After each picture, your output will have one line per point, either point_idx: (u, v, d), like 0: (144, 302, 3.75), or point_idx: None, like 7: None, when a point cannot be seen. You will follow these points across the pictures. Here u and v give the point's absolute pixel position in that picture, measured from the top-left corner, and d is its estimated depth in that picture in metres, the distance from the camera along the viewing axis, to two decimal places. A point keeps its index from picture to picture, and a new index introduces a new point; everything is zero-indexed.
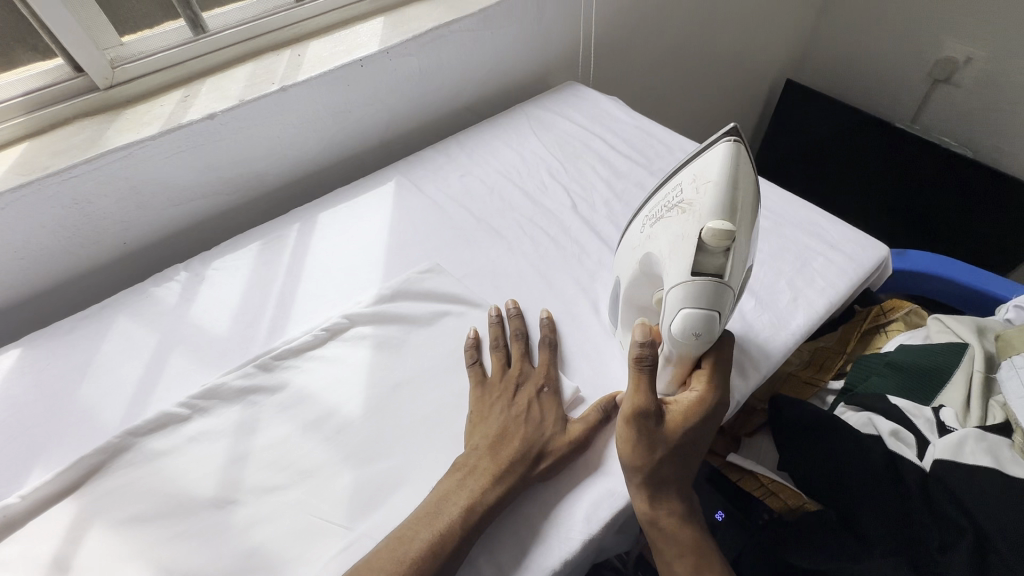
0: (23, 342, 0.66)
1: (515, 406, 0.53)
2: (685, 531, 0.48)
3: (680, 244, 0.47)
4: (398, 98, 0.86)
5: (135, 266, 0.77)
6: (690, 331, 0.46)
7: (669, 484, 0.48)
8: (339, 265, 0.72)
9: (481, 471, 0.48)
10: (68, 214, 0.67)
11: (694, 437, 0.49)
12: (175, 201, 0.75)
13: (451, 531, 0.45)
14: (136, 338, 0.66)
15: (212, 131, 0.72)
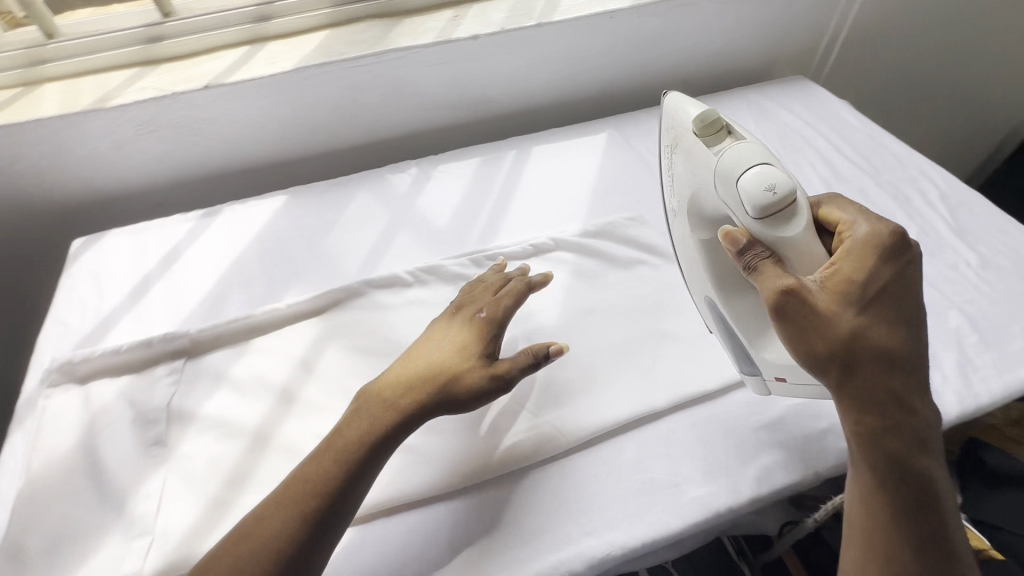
0: (285, 192, 0.80)
1: (441, 359, 0.49)
2: (910, 459, 0.41)
3: (699, 151, 0.51)
4: (627, 55, 0.89)
5: (372, 154, 0.89)
6: (760, 196, 0.44)
7: (888, 393, 0.40)
8: (547, 195, 0.77)
9: (379, 402, 0.48)
10: (343, 97, 0.79)
11: (902, 344, 0.41)
12: (421, 106, 0.85)
13: (317, 471, 0.45)
14: (370, 212, 0.77)
15: (471, 51, 0.80)
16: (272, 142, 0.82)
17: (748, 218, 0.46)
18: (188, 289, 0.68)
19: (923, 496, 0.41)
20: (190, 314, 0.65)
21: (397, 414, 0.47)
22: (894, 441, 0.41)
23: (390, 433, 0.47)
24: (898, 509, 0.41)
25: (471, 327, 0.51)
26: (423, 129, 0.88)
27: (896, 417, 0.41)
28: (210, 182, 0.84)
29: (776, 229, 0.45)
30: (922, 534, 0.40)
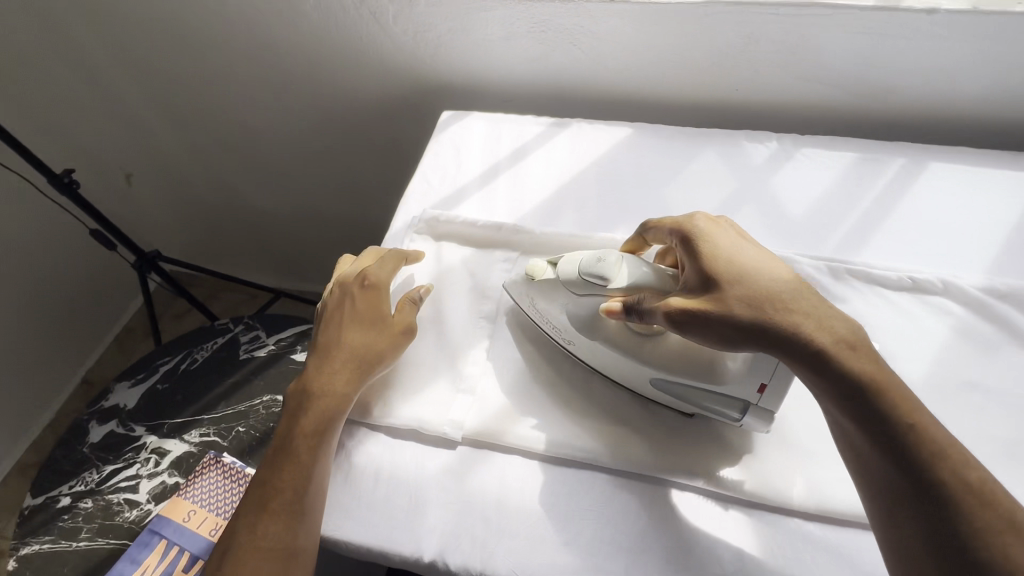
0: (556, 119, 0.77)
1: (360, 320, 0.53)
2: (867, 392, 0.39)
3: (545, 287, 0.53)
4: (971, 76, 0.66)
5: (627, 110, 0.83)
6: (597, 274, 0.49)
7: (791, 327, 0.42)
8: (794, 208, 0.64)
9: (311, 392, 0.51)
10: (600, 39, 0.73)
11: (759, 287, 0.44)
12: (665, 72, 0.76)
13: (282, 454, 0.48)
14: (634, 165, 0.70)
15: (750, 21, 0.67)
16: (507, 71, 0.81)
17: (583, 286, 0.50)
18: (437, 176, 0.72)
19: (904, 437, 0.37)
20: (424, 200, 0.69)
21: (337, 372, 0.51)
22: (846, 380, 0.39)
23: (330, 388, 0.50)
24: (880, 456, 0.38)
25: (376, 291, 0.55)
26: (684, 101, 0.79)
27: (837, 358, 0.40)
28: (456, 89, 0.87)
29: (633, 282, 0.48)
30: (916, 475, 0.37)
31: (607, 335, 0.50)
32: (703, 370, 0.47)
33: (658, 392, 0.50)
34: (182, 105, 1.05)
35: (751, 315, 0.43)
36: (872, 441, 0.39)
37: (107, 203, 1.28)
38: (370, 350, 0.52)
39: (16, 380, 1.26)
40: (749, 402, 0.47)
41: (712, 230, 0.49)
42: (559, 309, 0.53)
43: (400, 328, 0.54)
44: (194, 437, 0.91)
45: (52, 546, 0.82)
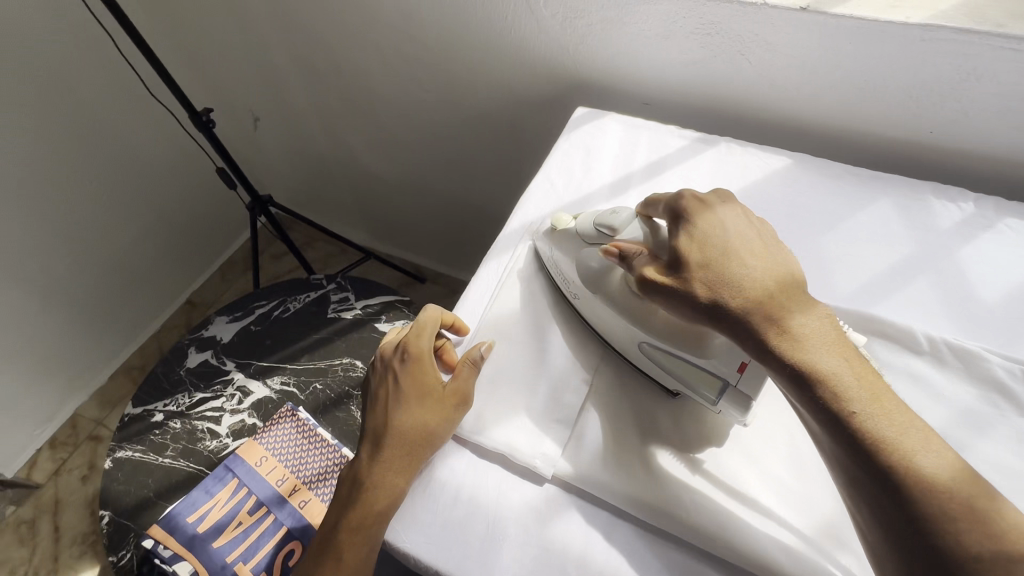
0: (702, 135, 0.70)
1: (409, 398, 0.49)
2: (812, 376, 0.38)
3: (564, 236, 0.56)
4: None
5: (784, 135, 0.73)
6: (607, 223, 0.52)
7: (740, 307, 0.41)
8: (983, 286, 0.53)
9: (357, 475, 0.47)
10: (775, 52, 0.64)
11: (723, 269, 0.43)
12: (841, 99, 0.65)
13: (335, 546, 0.45)
14: (786, 203, 0.62)
15: (973, 52, 0.56)
16: (654, 72, 0.74)
17: (594, 236, 0.53)
18: (562, 178, 0.67)
19: (846, 425, 0.36)
20: (545, 202, 0.65)
21: (384, 461, 0.47)
22: (791, 365, 0.38)
23: (376, 480, 0.46)
24: (832, 446, 0.37)
25: (420, 363, 0.50)
26: (858, 135, 0.68)
27: (774, 338, 0.40)
28: (593, 84, 0.80)
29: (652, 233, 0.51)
30: (871, 470, 0.35)
31: (607, 292, 0.51)
32: (680, 339, 0.47)
33: (646, 358, 0.50)
34: (314, 60, 1.07)
35: (712, 293, 0.43)
36: (821, 428, 0.37)
37: (238, 140, 1.42)
38: (416, 431, 0.48)
39: (134, 290, 1.39)
40: (728, 381, 0.46)
41: (703, 209, 0.48)
42: (572, 256, 0.54)
43: (448, 400, 0.49)
44: (276, 383, 0.95)
45: (141, 456, 0.89)
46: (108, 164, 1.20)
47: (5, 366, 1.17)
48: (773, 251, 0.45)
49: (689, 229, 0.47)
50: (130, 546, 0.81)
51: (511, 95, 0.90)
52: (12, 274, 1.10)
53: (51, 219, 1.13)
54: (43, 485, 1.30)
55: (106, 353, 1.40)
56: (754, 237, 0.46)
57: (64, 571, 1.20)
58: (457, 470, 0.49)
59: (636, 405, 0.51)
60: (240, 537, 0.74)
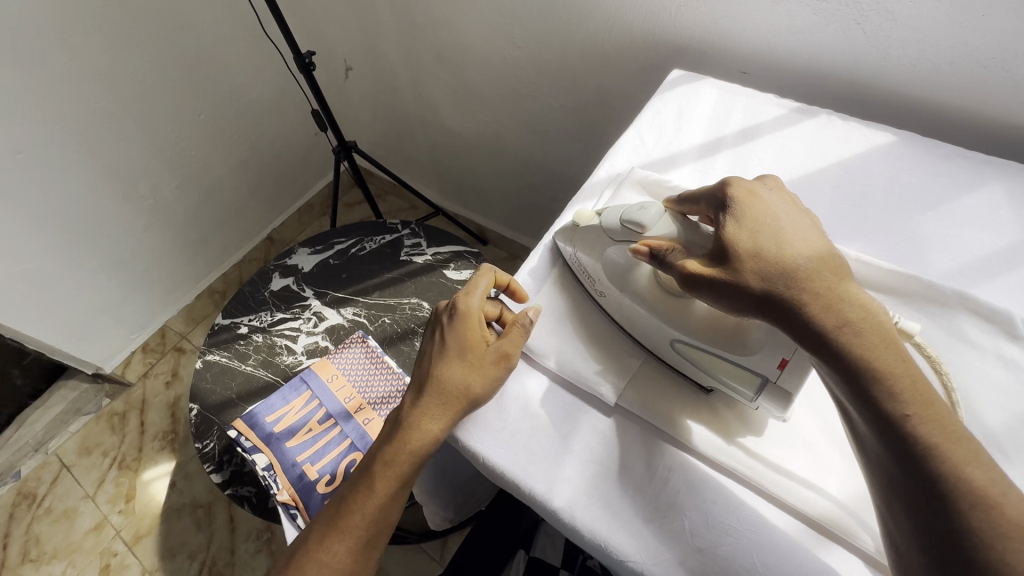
0: (801, 105, 0.68)
1: (451, 352, 0.50)
2: (865, 375, 0.37)
3: (586, 235, 0.57)
4: None
5: (888, 115, 0.70)
6: (636, 219, 0.52)
7: (794, 298, 0.41)
8: None
9: (398, 410, 0.51)
10: (894, 23, 0.62)
11: (770, 256, 0.43)
12: (962, 78, 0.62)
13: (368, 470, 0.50)
14: (884, 178, 0.60)
15: None
16: (757, 39, 0.72)
17: (621, 232, 0.53)
18: (652, 134, 0.68)
19: (896, 427, 0.35)
20: (634, 156, 0.66)
21: (422, 411, 0.49)
22: (843, 361, 0.38)
23: (413, 425, 0.49)
24: (875, 445, 0.37)
25: (464, 321, 0.52)
26: (974, 119, 0.65)
27: (834, 331, 0.39)
28: (689, 49, 0.79)
29: (667, 228, 0.51)
30: (917, 479, 0.34)
31: (636, 289, 0.52)
32: (721, 337, 0.48)
33: (679, 357, 0.51)
34: (411, 12, 1.11)
35: (766, 282, 0.42)
36: (869, 429, 0.37)
37: (329, 88, 1.50)
38: (455, 383, 0.49)
39: (225, 220, 1.51)
40: (768, 378, 0.46)
41: (752, 196, 0.48)
42: (597, 256, 0.55)
43: (487, 363, 0.50)
44: (348, 313, 1.02)
45: (227, 361, 0.98)
46: (216, 98, 1.31)
47: (114, 273, 1.31)
48: (812, 240, 0.45)
49: (735, 216, 0.47)
50: (213, 437, 0.91)
51: (602, 56, 0.90)
52: (127, 190, 1.23)
53: (165, 143, 1.25)
54: (133, 385, 1.45)
55: (195, 275, 1.53)
56: (806, 227, 0.46)
57: (147, 460, 1.35)
58: (531, 387, 0.53)
59: None
60: (309, 441, 0.81)
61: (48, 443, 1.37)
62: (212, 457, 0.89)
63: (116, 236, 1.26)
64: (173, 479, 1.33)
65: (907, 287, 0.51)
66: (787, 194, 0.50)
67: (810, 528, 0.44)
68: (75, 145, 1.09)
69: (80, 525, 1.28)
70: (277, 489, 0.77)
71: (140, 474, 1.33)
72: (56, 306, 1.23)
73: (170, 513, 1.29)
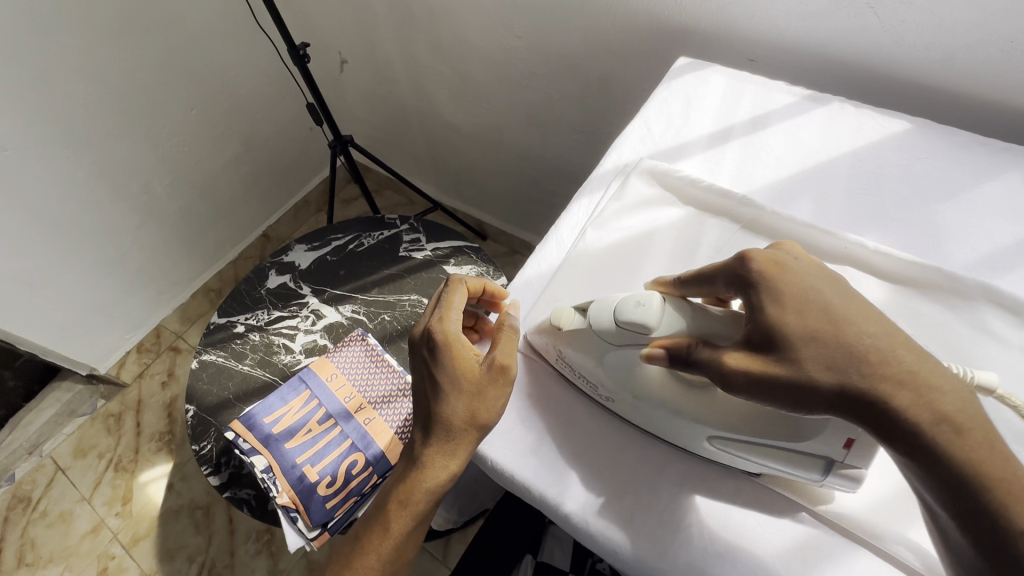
0: (812, 92, 0.66)
1: (446, 388, 0.49)
2: (970, 481, 0.32)
3: (574, 336, 0.50)
4: None
5: (899, 102, 0.69)
6: (637, 323, 0.45)
7: (874, 392, 0.35)
8: None
9: (409, 451, 0.51)
10: (910, 6, 0.60)
11: (833, 344, 0.37)
12: (979, 62, 0.60)
13: (388, 512, 0.50)
14: (900, 165, 0.58)
15: None
16: (766, 24, 0.70)
17: (619, 334, 0.47)
18: (659, 124, 0.66)
19: (978, 523, 0.31)
20: (641, 146, 0.64)
21: (432, 455, 0.49)
22: (944, 463, 0.32)
23: (426, 471, 0.49)
24: (975, 565, 0.31)
25: (451, 353, 0.49)
26: (991, 106, 0.63)
27: (926, 428, 0.33)
28: (695, 34, 0.77)
29: (669, 330, 0.45)
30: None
31: (652, 389, 0.47)
32: (773, 427, 0.42)
33: (722, 453, 0.46)
34: (408, 0, 1.08)
35: (840, 375, 0.36)
36: (969, 544, 0.32)
37: (324, 81, 1.47)
38: (460, 419, 0.48)
39: (220, 217, 1.48)
40: (833, 458, 0.42)
41: (777, 266, 0.42)
42: (594, 361, 0.49)
43: (482, 386, 0.48)
44: (347, 311, 1.00)
45: (223, 361, 0.96)
46: (208, 92, 1.27)
47: (106, 271, 1.28)
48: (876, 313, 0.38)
49: (777, 297, 0.40)
50: (210, 438, 0.89)
51: (605, 43, 0.87)
52: (119, 187, 1.20)
53: (157, 138, 1.22)
54: (128, 385, 1.43)
55: (190, 273, 1.50)
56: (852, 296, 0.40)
57: (143, 462, 1.33)
58: (533, 391, 0.53)
59: None
60: (309, 442, 0.80)
61: (42, 446, 1.34)
62: (210, 459, 0.87)
63: (107, 234, 1.23)
64: (171, 480, 1.31)
65: (927, 279, 0.49)
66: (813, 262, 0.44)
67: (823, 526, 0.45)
68: (64, 141, 1.06)
69: (76, 529, 1.26)
70: (277, 491, 0.75)
71: (137, 476, 1.31)
72: (47, 306, 1.20)
73: (168, 515, 1.27)
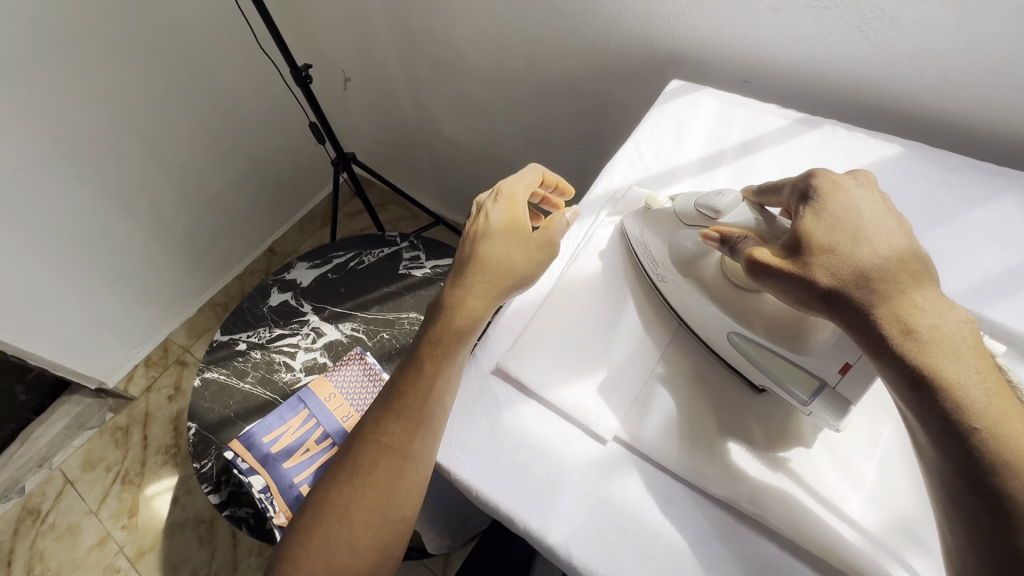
0: (804, 116, 0.66)
1: (499, 234, 0.54)
2: (932, 383, 0.36)
3: (651, 224, 0.56)
4: None
5: (891, 125, 0.69)
6: (711, 204, 0.52)
7: (863, 299, 0.40)
8: None
9: (444, 301, 0.53)
10: (900, 31, 0.60)
11: (852, 259, 0.41)
12: (970, 87, 0.60)
13: (416, 363, 0.49)
14: (892, 191, 0.58)
15: None
16: (757, 48, 0.71)
17: (695, 216, 0.54)
18: (650, 148, 0.66)
19: (962, 437, 0.34)
20: (632, 171, 0.64)
21: (478, 300, 0.51)
22: (911, 367, 0.37)
23: (464, 301, 0.51)
24: (937, 455, 0.35)
25: (513, 218, 0.55)
26: (984, 130, 0.63)
27: (897, 336, 0.37)
28: (688, 59, 0.78)
29: (743, 213, 0.51)
30: (982, 492, 0.33)
31: (700, 275, 0.52)
32: (789, 334, 0.47)
33: (738, 353, 0.49)
34: (408, 23, 1.10)
35: (835, 280, 0.41)
36: (931, 439, 0.36)
37: (328, 99, 1.50)
38: (503, 260, 0.53)
39: (226, 232, 1.51)
40: (826, 382, 0.46)
41: (837, 190, 0.47)
42: (666, 240, 0.55)
43: (530, 241, 0.54)
44: (347, 328, 1.01)
45: (225, 379, 0.97)
46: (214, 112, 1.30)
47: (115, 287, 1.30)
48: (904, 251, 0.42)
49: (815, 213, 0.45)
50: (211, 456, 0.90)
51: (601, 65, 0.88)
52: (128, 205, 1.23)
53: (165, 158, 1.25)
54: (137, 399, 1.45)
55: (197, 288, 1.53)
56: (892, 228, 0.44)
57: (150, 475, 1.35)
58: (526, 415, 0.50)
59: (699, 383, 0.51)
60: (306, 461, 0.80)
61: (51, 459, 1.37)
62: (210, 477, 0.88)
63: (116, 251, 1.26)
64: (176, 493, 1.32)
65: None
66: (880, 194, 0.47)
67: (823, 573, 0.42)
68: (76, 162, 1.09)
69: (83, 542, 1.28)
70: (273, 511, 0.77)
71: (143, 488, 1.33)
72: (57, 322, 1.23)
73: (173, 528, 1.28)
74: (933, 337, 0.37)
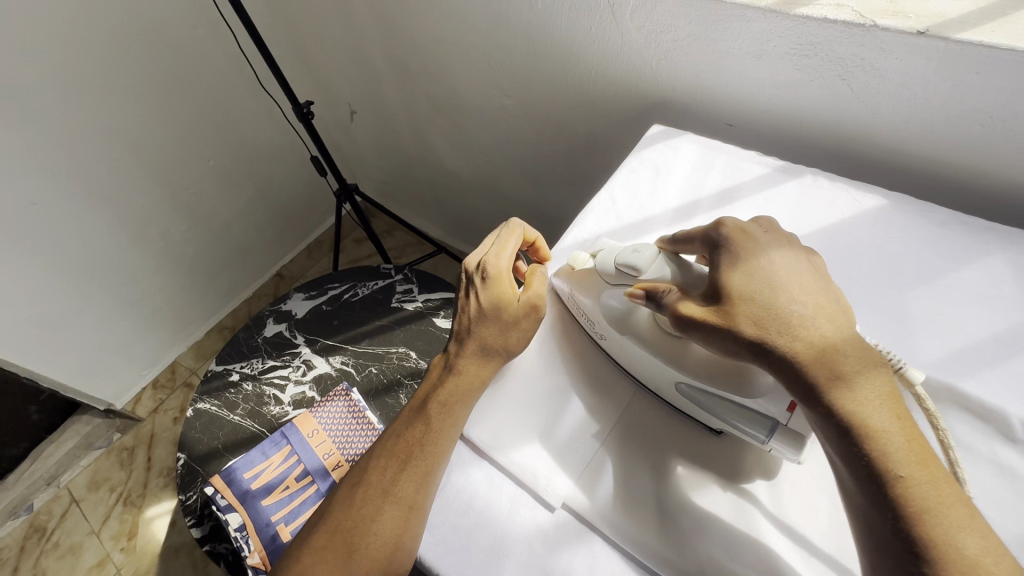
0: (785, 163, 0.65)
1: (491, 309, 0.54)
2: (857, 432, 0.37)
3: (581, 282, 0.56)
4: None
5: (879, 172, 0.66)
6: (630, 263, 0.52)
7: (790, 348, 0.41)
8: None
9: (441, 375, 0.54)
10: (882, 79, 0.58)
11: (769, 307, 0.43)
12: (958, 137, 0.58)
13: (412, 437, 0.50)
14: (874, 247, 0.56)
15: None
16: (740, 93, 0.69)
17: (616, 275, 0.53)
18: (624, 197, 0.65)
19: (883, 485, 0.36)
20: (604, 221, 0.64)
21: (462, 368, 0.53)
22: (837, 416, 0.38)
23: (464, 376, 0.53)
24: (863, 501, 0.37)
25: (500, 284, 0.55)
26: (974, 179, 0.60)
27: (827, 385, 0.39)
28: (672, 101, 0.77)
29: (658, 269, 0.51)
30: (904, 539, 0.34)
31: (634, 326, 0.52)
32: (727, 380, 0.47)
33: (684, 399, 0.50)
34: (407, 61, 1.12)
35: (760, 329, 0.42)
36: (855, 484, 0.37)
37: (336, 131, 1.53)
38: (496, 337, 0.54)
39: (235, 258, 1.55)
40: (778, 420, 0.46)
41: (746, 238, 0.48)
42: (596, 298, 0.55)
43: (519, 313, 0.54)
44: (337, 362, 1.01)
45: (216, 410, 0.99)
46: (224, 145, 1.35)
47: (124, 312, 1.34)
48: (813, 295, 0.43)
49: (735, 259, 0.46)
50: (196, 489, 0.91)
51: (589, 105, 0.88)
52: (138, 234, 1.27)
53: (175, 189, 1.29)
54: (143, 420, 1.49)
55: (206, 312, 1.57)
56: (803, 270, 0.45)
57: (150, 497, 1.37)
58: (478, 478, 0.51)
59: (652, 450, 0.51)
60: (285, 500, 0.80)
61: (60, 477, 1.40)
62: (194, 510, 0.89)
63: (126, 278, 1.30)
64: (174, 517, 1.34)
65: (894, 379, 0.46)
66: (784, 235, 0.49)
67: None
68: (90, 195, 1.14)
69: (84, 562, 1.30)
70: (248, 550, 0.76)
71: (143, 511, 1.35)
72: (68, 346, 1.27)
73: (169, 552, 1.30)
74: (858, 389, 0.39)
